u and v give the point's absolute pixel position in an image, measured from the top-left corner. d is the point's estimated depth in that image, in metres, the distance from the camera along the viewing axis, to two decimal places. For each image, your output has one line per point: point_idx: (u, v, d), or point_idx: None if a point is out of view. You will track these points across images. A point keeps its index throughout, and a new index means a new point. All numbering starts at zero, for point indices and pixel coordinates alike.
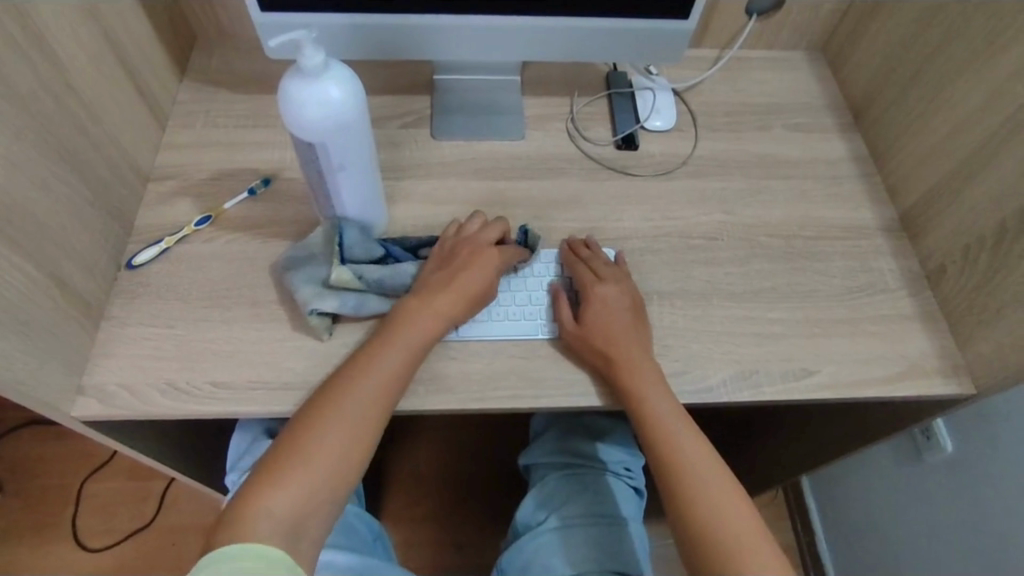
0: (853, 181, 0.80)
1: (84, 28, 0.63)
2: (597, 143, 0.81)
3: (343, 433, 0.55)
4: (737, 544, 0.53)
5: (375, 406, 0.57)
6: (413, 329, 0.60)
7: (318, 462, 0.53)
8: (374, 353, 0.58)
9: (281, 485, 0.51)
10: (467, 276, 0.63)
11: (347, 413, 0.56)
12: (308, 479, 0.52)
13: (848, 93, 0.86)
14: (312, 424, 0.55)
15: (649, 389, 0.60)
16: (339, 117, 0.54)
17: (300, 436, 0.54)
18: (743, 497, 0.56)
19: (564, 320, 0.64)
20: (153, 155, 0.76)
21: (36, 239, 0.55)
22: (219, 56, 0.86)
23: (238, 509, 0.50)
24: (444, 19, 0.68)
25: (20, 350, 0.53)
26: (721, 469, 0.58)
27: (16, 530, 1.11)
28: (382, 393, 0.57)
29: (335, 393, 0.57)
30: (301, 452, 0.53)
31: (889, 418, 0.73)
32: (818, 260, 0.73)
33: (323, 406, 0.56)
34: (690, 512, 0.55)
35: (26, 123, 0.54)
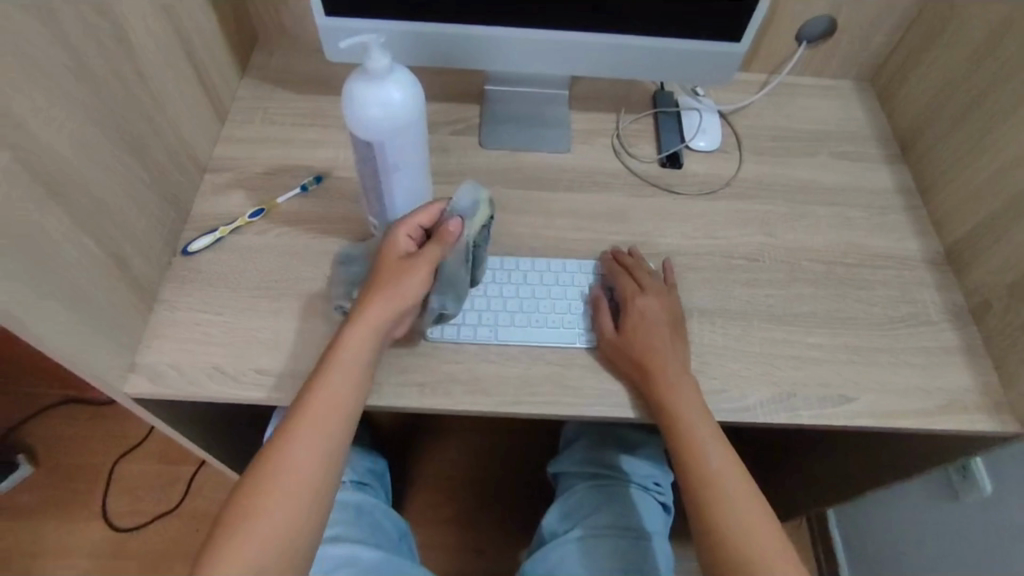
0: (898, 211, 0.79)
1: (158, 24, 0.66)
2: (643, 160, 0.82)
3: (316, 437, 0.54)
4: (756, 564, 0.53)
5: (340, 419, 0.55)
6: (355, 333, 0.56)
7: (293, 492, 0.52)
8: (327, 372, 0.56)
9: (266, 498, 0.51)
10: (384, 270, 0.58)
11: (309, 438, 0.53)
12: (290, 508, 0.51)
13: (896, 124, 0.86)
14: (276, 458, 0.53)
15: (687, 407, 0.60)
16: (400, 118, 0.56)
17: (267, 473, 0.52)
18: (757, 510, 0.56)
19: (606, 330, 0.65)
20: (211, 148, 0.79)
21: (100, 220, 0.58)
22: (279, 58, 0.90)
23: (227, 526, 0.51)
24: (499, 31, 0.70)
25: (81, 324, 0.56)
26: (730, 486, 0.57)
27: (48, 506, 1.14)
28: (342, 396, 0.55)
29: (294, 419, 0.54)
30: (273, 488, 0.52)
31: (927, 451, 0.72)
32: (860, 288, 0.72)
33: (283, 437, 0.53)
34: (706, 536, 0.55)
35: (101, 110, 0.57)
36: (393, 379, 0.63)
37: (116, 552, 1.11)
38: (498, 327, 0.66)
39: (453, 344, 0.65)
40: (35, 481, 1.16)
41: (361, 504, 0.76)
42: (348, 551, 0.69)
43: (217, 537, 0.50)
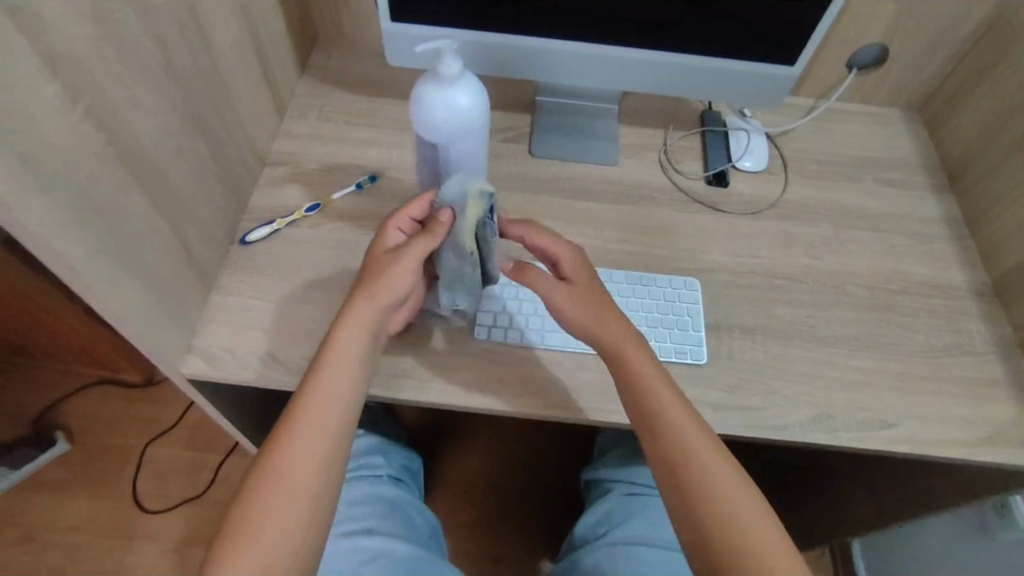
0: (944, 240, 0.79)
1: (236, 21, 0.69)
2: (689, 177, 0.83)
3: (315, 435, 0.54)
4: (756, 561, 0.50)
5: (330, 427, 0.55)
6: (348, 329, 0.57)
7: (295, 492, 0.52)
8: (316, 382, 0.55)
9: (270, 499, 0.51)
10: (373, 266, 0.60)
11: (302, 448, 0.53)
12: (286, 518, 0.51)
13: (944, 154, 0.86)
14: (271, 467, 0.52)
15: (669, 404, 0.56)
16: (465, 122, 0.59)
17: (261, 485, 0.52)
18: (756, 500, 0.52)
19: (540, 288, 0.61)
20: (270, 142, 0.82)
21: (176, 206, 0.60)
22: (336, 59, 0.92)
23: (232, 532, 0.50)
24: (560, 44, 0.72)
25: (150, 303, 0.58)
26: (722, 475, 0.53)
27: (80, 482, 1.17)
28: (340, 393, 0.56)
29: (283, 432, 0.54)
30: (267, 501, 0.51)
31: (965, 483, 0.71)
32: (904, 314, 0.72)
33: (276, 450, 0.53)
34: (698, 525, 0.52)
35: (187, 102, 0.60)
36: (441, 377, 0.65)
37: (143, 533, 1.14)
38: (544, 331, 0.67)
39: (501, 346, 0.67)
40: (69, 458, 1.19)
41: (397, 500, 0.77)
42: (382, 544, 0.70)
43: (220, 544, 0.50)
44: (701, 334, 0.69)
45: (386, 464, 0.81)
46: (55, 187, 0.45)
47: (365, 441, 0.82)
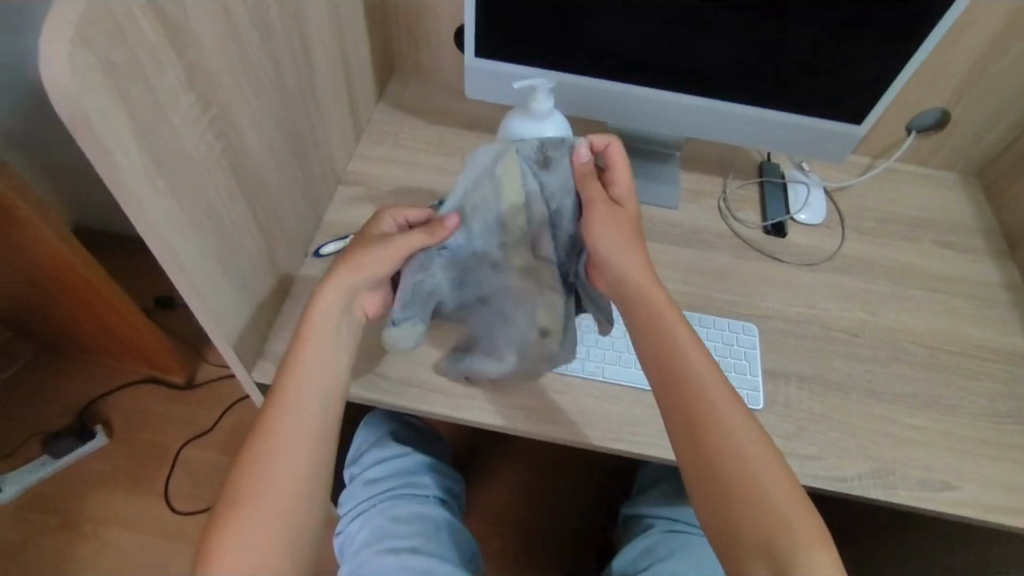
0: (1004, 305, 0.79)
1: (332, 47, 0.73)
2: (747, 226, 0.84)
3: (296, 416, 0.56)
4: (772, 528, 0.50)
5: (313, 403, 0.57)
6: (318, 315, 0.60)
7: (283, 472, 0.54)
8: (294, 366, 0.58)
9: (260, 483, 0.53)
10: (363, 247, 0.62)
11: (287, 427, 0.56)
12: (275, 495, 0.53)
13: (1004, 220, 0.87)
14: (254, 457, 0.54)
15: (713, 393, 0.56)
16: None
17: (250, 465, 0.54)
18: (780, 472, 0.53)
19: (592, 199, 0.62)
20: (346, 161, 0.85)
21: (266, 214, 0.64)
22: (411, 88, 0.97)
23: (224, 523, 0.52)
24: (636, 89, 0.76)
25: (234, 305, 0.61)
26: (757, 459, 0.53)
27: (115, 477, 1.19)
28: (317, 376, 0.58)
29: (270, 414, 0.56)
30: (258, 478, 0.53)
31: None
32: (963, 376, 0.72)
33: (260, 431, 0.55)
34: (714, 491, 0.53)
35: (285, 117, 0.64)
36: (502, 403, 0.68)
37: (173, 533, 1.15)
38: (603, 365, 0.70)
39: (561, 376, 0.69)
40: (108, 452, 1.21)
41: (443, 522, 0.78)
42: (427, 565, 0.70)
43: (212, 534, 0.52)
44: (759, 381, 0.70)
45: (432, 483, 0.82)
46: (180, 190, 0.49)
47: (412, 459, 0.83)
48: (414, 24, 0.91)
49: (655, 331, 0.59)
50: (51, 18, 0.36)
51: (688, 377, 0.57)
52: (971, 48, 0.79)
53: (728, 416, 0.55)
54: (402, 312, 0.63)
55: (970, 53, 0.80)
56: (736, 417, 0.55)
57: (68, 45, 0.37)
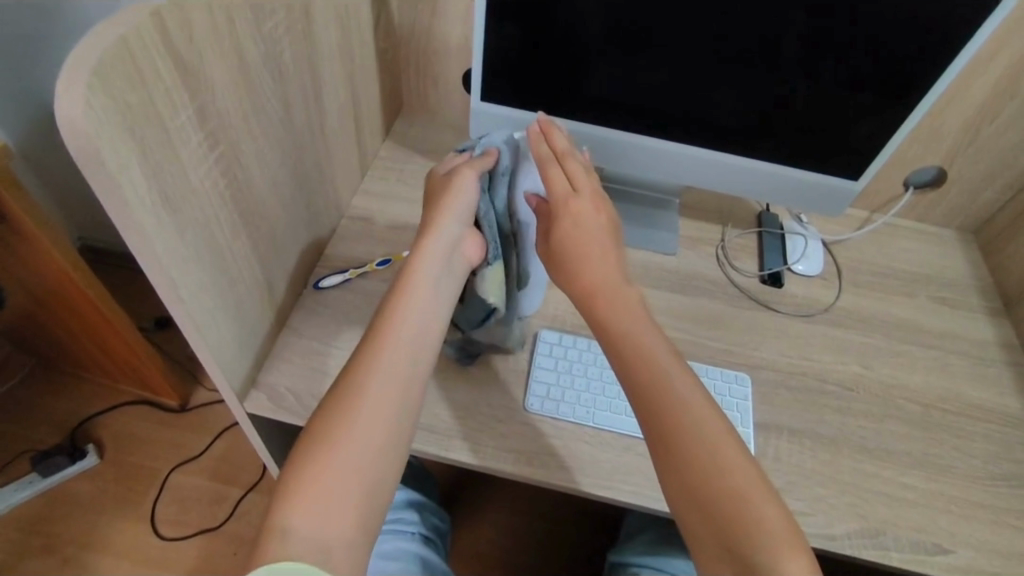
0: (998, 364, 0.79)
1: (342, 87, 0.75)
2: (745, 274, 0.85)
3: (391, 373, 0.54)
4: (745, 542, 0.47)
5: (411, 351, 0.56)
6: (420, 267, 0.60)
7: (370, 431, 0.52)
8: (394, 309, 0.58)
9: (339, 442, 0.51)
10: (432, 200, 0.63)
11: (384, 367, 0.54)
12: (358, 455, 0.51)
13: (999, 279, 0.87)
14: (342, 411, 0.52)
15: (684, 390, 0.54)
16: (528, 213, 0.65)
17: (342, 405, 0.52)
18: (760, 484, 0.50)
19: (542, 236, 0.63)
20: (351, 196, 0.87)
21: (267, 247, 0.65)
22: (418, 126, 0.99)
23: (292, 483, 0.49)
24: (633, 137, 0.77)
25: (229, 335, 0.62)
26: (731, 463, 0.51)
27: (104, 500, 1.18)
28: (417, 335, 0.57)
29: (370, 354, 0.55)
30: (352, 417, 0.52)
31: None
32: (957, 436, 0.72)
33: (355, 371, 0.54)
34: (685, 495, 0.50)
35: (292, 154, 0.66)
36: (492, 444, 0.67)
37: (155, 558, 1.13)
38: (595, 410, 0.70)
39: (553, 420, 0.69)
40: (96, 474, 1.20)
41: (429, 558, 0.77)
42: None
43: (282, 492, 0.49)
44: (751, 434, 0.69)
45: (419, 521, 0.81)
46: (183, 223, 0.50)
47: (405, 493, 0.84)
48: (424, 66, 0.94)
49: (602, 334, 0.59)
50: (72, 60, 0.38)
51: (654, 371, 0.55)
52: (968, 110, 0.81)
53: (699, 412, 0.53)
54: (494, 248, 0.63)
55: (966, 115, 0.81)
56: (712, 422, 0.52)
57: (85, 85, 0.38)
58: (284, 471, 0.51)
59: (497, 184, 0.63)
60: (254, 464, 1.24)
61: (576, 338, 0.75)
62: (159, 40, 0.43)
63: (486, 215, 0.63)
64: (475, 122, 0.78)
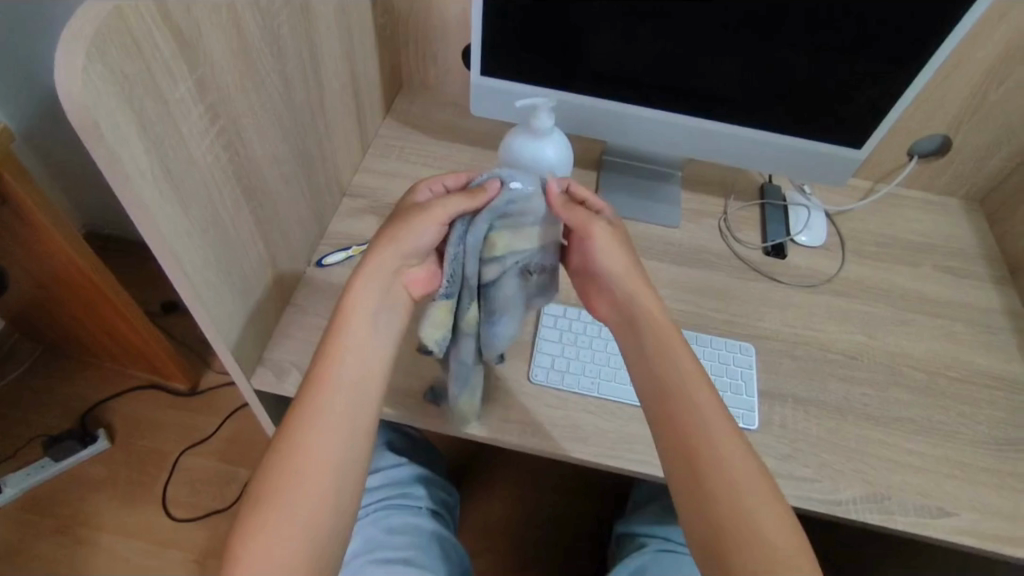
0: (1005, 333, 0.79)
1: (341, 64, 0.75)
2: (747, 246, 0.85)
3: (329, 422, 0.55)
4: (721, 494, 0.52)
5: (350, 397, 0.56)
6: (354, 312, 0.58)
7: (313, 483, 0.52)
8: (330, 356, 0.57)
9: (283, 498, 0.51)
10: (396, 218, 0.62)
11: (323, 417, 0.55)
12: (305, 510, 0.51)
13: (1005, 248, 0.87)
14: (285, 466, 0.52)
15: (684, 371, 0.58)
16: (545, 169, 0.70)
17: (283, 461, 0.53)
18: (756, 467, 0.54)
19: (574, 219, 0.61)
20: (352, 174, 0.87)
21: (270, 225, 0.65)
22: (418, 104, 0.98)
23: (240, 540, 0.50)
24: (635, 111, 0.77)
25: (235, 312, 0.62)
26: (732, 447, 0.54)
27: (117, 482, 1.20)
28: (354, 378, 0.57)
29: (305, 405, 0.55)
30: (294, 472, 0.52)
31: None
32: (962, 403, 0.72)
33: (294, 424, 0.54)
34: (681, 468, 0.55)
35: (292, 131, 0.66)
36: (497, 417, 0.68)
37: (168, 540, 1.15)
38: (599, 381, 0.70)
39: (556, 392, 0.70)
40: (106, 458, 1.22)
41: (438, 532, 0.78)
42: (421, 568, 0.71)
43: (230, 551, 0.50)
44: (755, 402, 0.69)
45: (427, 496, 0.82)
46: (187, 199, 0.50)
47: (415, 468, 0.85)
48: (423, 42, 0.93)
49: (630, 304, 0.61)
50: (70, 30, 0.38)
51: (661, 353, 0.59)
52: (973, 76, 0.80)
53: (699, 395, 0.57)
54: (446, 286, 0.59)
55: (971, 82, 0.80)
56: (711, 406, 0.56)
57: (83, 58, 0.38)
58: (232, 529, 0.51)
59: (479, 223, 0.58)
60: (262, 445, 1.25)
61: (579, 312, 0.75)
62: (156, 12, 0.43)
63: (453, 247, 0.59)
64: (476, 96, 0.78)
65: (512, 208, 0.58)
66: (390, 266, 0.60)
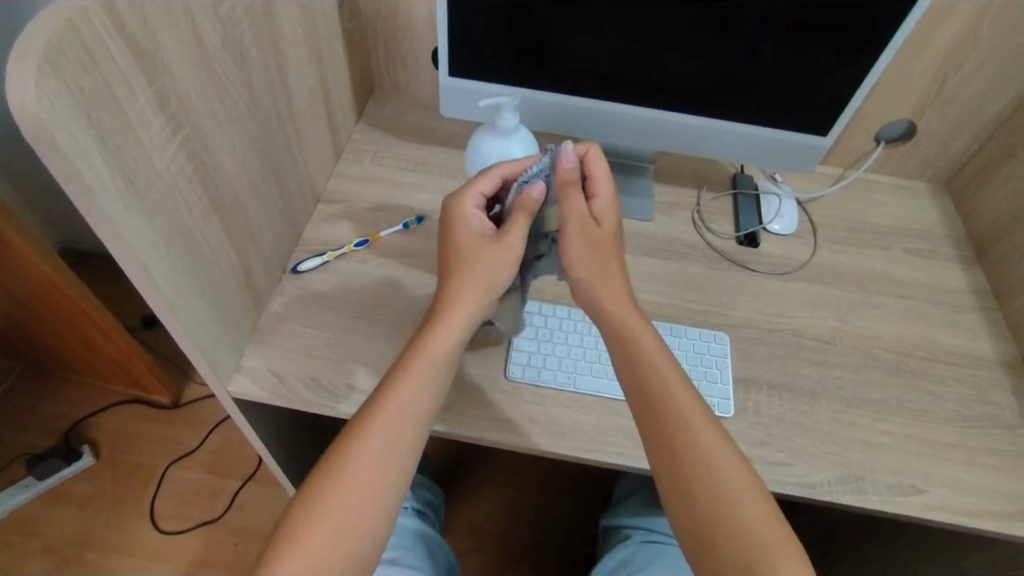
0: (973, 312, 0.81)
1: (308, 70, 0.75)
2: (720, 236, 0.86)
3: (395, 449, 0.54)
4: (704, 486, 0.53)
5: (418, 423, 0.56)
6: (437, 335, 0.57)
7: (366, 506, 0.52)
8: (407, 377, 0.56)
9: (335, 516, 0.51)
10: (466, 241, 0.60)
11: (389, 441, 0.54)
12: (353, 530, 0.52)
13: (971, 228, 0.88)
14: (343, 486, 0.52)
15: (666, 365, 0.58)
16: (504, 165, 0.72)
17: (343, 479, 0.52)
18: (735, 455, 0.55)
19: (569, 210, 0.60)
20: (325, 180, 0.87)
21: (241, 232, 0.65)
22: (390, 107, 0.98)
23: (280, 549, 0.50)
24: (604, 106, 0.78)
25: (209, 321, 0.62)
26: (712, 438, 0.55)
27: (103, 498, 1.19)
28: (427, 406, 0.56)
29: (373, 426, 0.54)
30: (350, 492, 0.52)
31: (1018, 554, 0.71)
32: (932, 382, 0.73)
33: (363, 445, 0.53)
34: (662, 458, 0.55)
35: (261, 138, 0.66)
36: (475, 414, 0.68)
37: (158, 554, 1.14)
38: (576, 375, 0.71)
39: (535, 387, 0.70)
40: (92, 474, 1.21)
41: (422, 534, 0.79)
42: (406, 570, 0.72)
43: (269, 558, 0.50)
44: (730, 389, 0.70)
45: (410, 496, 0.83)
46: (152, 210, 0.51)
47: None
48: (391, 46, 0.93)
49: (600, 310, 0.61)
50: (20, 43, 0.38)
51: (643, 348, 0.59)
52: (931, 61, 0.81)
53: (681, 388, 0.57)
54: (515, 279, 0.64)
55: (930, 67, 0.82)
56: (691, 400, 0.57)
57: (35, 73, 0.38)
58: (274, 534, 0.52)
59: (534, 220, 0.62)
60: (249, 455, 1.25)
61: (554, 307, 0.75)
62: (111, 24, 0.43)
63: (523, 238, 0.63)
64: (445, 96, 0.78)
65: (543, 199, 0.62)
66: (481, 292, 0.58)
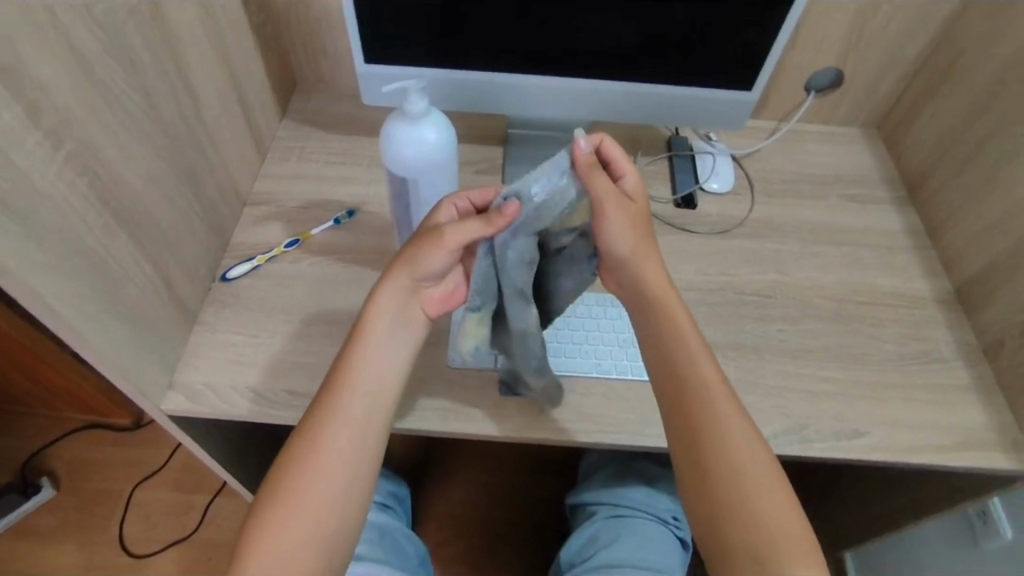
0: (907, 252, 0.82)
1: (216, 71, 0.72)
2: (657, 200, 0.85)
3: (342, 441, 0.55)
4: (725, 474, 0.54)
5: (365, 414, 0.57)
6: (369, 331, 0.58)
7: (319, 499, 0.53)
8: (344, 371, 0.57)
9: (293, 512, 0.53)
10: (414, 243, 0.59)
11: (335, 433, 0.55)
12: (308, 525, 0.52)
13: (902, 168, 0.89)
14: (292, 483, 0.54)
15: (700, 358, 0.58)
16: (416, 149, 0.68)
17: (293, 476, 0.54)
18: (755, 439, 0.56)
19: (601, 192, 0.56)
20: (251, 182, 0.84)
21: (157, 246, 0.63)
22: (315, 100, 0.95)
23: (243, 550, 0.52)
24: (528, 79, 0.76)
25: (129, 342, 0.60)
26: (734, 424, 0.56)
27: (68, 528, 1.16)
28: (370, 396, 0.57)
29: (316, 424, 0.56)
30: (301, 488, 0.53)
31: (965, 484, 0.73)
32: (871, 325, 0.74)
33: (307, 442, 0.55)
34: (687, 449, 0.56)
35: (167, 147, 0.63)
36: (420, 406, 0.68)
37: None
38: None
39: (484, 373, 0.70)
40: (54, 505, 1.18)
41: (384, 528, 0.77)
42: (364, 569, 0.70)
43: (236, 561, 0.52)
44: None
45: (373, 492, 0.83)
46: (41, 234, 0.48)
47: None
48: (307, 37, 0.90)
49: (643, 289, 0.60)
50: None
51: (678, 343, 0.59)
52: (850, 7, 0.81)
53: (708, 380, 0.58)
54: (474, 299, 0.59)
55: (850, 12, 0.81)
56: (717, 389, 0.57)
57: None
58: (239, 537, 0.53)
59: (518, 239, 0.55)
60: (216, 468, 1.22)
61: None
62: None
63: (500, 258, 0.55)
64: (363, 84, 0.76)
65: (540, 215, 0.54)
66: (405, 284, 0.58)
